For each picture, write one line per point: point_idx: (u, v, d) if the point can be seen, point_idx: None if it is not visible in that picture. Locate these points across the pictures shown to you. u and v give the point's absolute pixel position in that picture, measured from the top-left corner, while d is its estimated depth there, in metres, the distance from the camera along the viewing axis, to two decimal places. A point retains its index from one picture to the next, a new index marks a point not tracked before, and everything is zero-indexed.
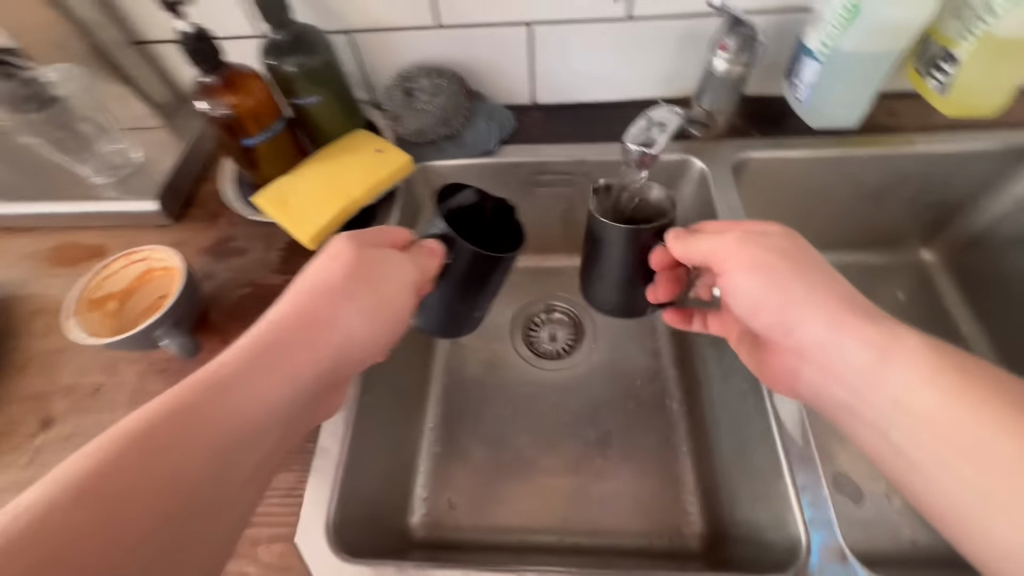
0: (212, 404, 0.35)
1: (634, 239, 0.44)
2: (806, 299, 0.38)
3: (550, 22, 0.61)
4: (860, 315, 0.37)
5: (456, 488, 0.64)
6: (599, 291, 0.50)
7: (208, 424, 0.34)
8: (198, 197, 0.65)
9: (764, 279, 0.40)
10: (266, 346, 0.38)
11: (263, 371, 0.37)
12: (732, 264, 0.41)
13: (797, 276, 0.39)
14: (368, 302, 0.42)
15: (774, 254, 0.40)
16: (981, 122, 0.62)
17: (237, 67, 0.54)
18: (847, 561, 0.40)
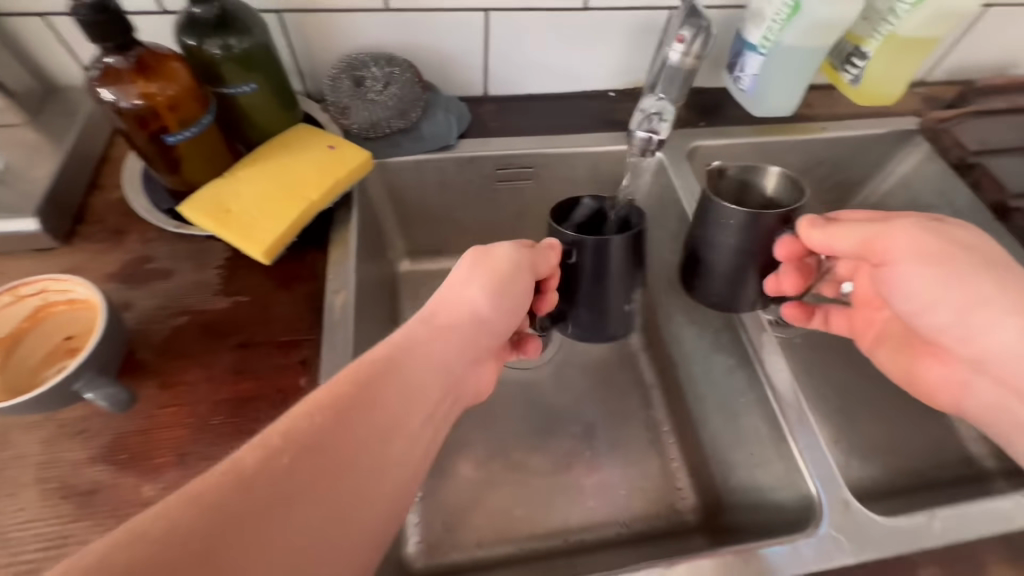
0: (372, 395, 0.33)
1: (754, 223, 0.46)
2: (986, 289, 0.40)
3: (507, 9, 0.59)
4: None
5: (448, 509, 0.59)
6: (706, 285, 0.51)
7: (360, 430, 0.31)
8: (93, 211, 0.52)
9: (941, 273, 0.41)
10: (410, 343, 0.37)
11: (411, 370, 0.36)
12: (899, 255, 0.43)
13: (983, 273, 0.40)
14: (503, 299, 0.42)
15: (953, 248, 0.41)
16: (874, 111, 0.73)
17: (148, 49, 0.44)
18: (852, 509, 0.43)
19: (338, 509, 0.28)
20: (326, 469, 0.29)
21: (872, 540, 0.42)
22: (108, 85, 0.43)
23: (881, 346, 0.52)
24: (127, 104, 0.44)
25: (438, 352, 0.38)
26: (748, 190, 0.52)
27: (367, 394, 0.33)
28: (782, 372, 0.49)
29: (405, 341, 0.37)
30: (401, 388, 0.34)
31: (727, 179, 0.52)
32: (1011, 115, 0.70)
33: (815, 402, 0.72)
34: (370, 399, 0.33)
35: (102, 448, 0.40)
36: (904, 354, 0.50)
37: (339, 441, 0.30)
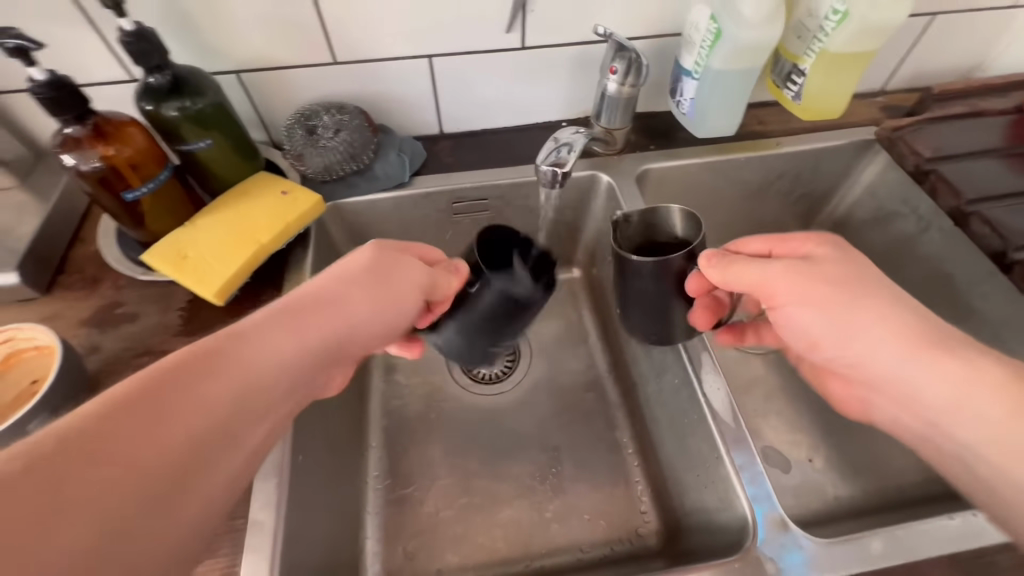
0: (210, 377, 0.32)
1: (663, 267, 0.43)
2: (870, 312, 0.40)
3: (450, 54, 0.62)
4: (917, 331, 0.39)
5: (409, 536, 0.60)
6: (634, 319, 0.48)
7: (187, 412, 0.30)
8: (71, 262, 0.57)
9: (817, 312, 0.42)
10: (299, 319, 0.38)
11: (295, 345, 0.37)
12: (788, 297, 0.43)
13: (848, 294, 0.41)
14: (387, 281, 0.43)
15: (840, 279, 0.41)
16: (830, 123, 0.73)
17: (107, 115, 0.49)
18: (789, 530, 0.42)
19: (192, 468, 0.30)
20: (181, 427, 0.30)
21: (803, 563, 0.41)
22: (69, 151, 0.47)
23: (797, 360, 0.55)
24: (86, 165, 0.48)
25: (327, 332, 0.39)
26: (655, 228, 0.50)
27: (200, 376, 0.32)
28: (719, 392, 0.50)
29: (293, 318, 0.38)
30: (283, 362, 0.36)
31: (632, 226, 0.50)
32: (973, 119, 0.69)
33: (791, 417, 0.70)
34: (214, 383, 0.32)
35: None
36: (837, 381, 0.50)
37: (206, 413, 0.31)
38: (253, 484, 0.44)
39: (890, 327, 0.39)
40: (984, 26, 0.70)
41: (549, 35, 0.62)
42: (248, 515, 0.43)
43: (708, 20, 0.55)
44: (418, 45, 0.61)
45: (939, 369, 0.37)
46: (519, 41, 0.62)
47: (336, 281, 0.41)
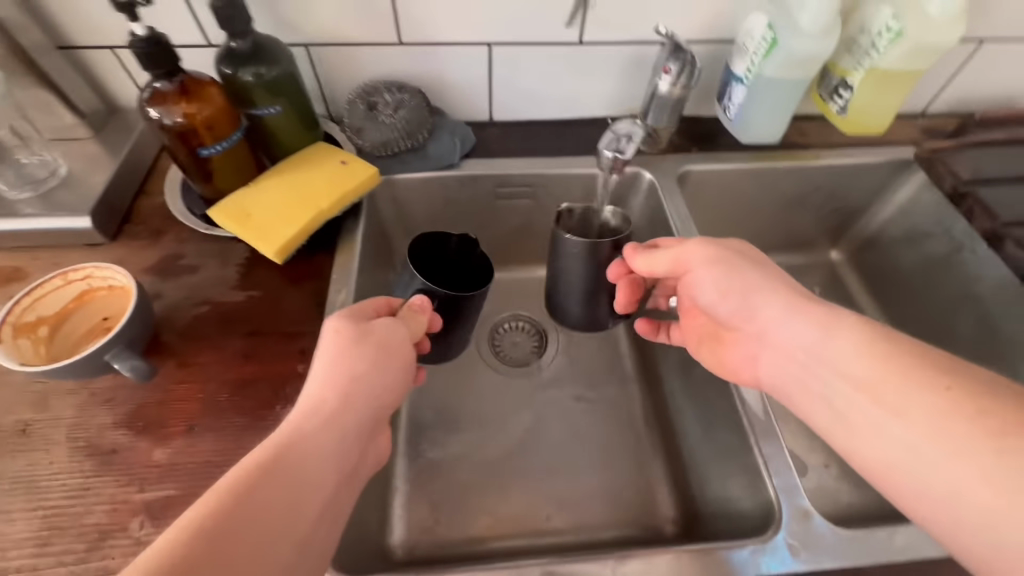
0: (272, 478, 0.33)
1: (593, 251, 0.51)
2: (758, 287, 0.43)
3: (509, 44, 0.65)
4: (804, 298, 0.41)
5: (433, 503, 0.62)
6: (569, 308, 0.56)
7: (263, 513, 0.32)
8: (137, 213, 0.60)
9: (722, 272, 0.45)
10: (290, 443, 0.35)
11: (291, 472, 0.34)
12: (696, 262, 0.46)
13: (759, 273, 0.44)
14: (370, 357, 0.41)
15: (742, 262, 0.45)
16: (872, 139, 0.74)
17: (192, 74, 0.52)
18: (813, 519, 0.44)
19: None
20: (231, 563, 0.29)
21: (825, 547, 0.42)
22: (156, 105, 0.51)
23: (701, 348, 0.51)
24: (169, 120, 0.51)
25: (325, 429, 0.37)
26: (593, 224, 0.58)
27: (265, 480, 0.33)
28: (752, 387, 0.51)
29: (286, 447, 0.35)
30: (275, 495, 0.33)
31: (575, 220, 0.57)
32: (1012, 146, 0.70)
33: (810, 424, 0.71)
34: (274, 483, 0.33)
35: (123, 415, 0.46)
36: (721, 349, 0.48)
37: (212, 558, 0.29)
38: None
39: (806, 313, 0.40)
40: None
41: (607, 32, 0.64)
42: None
43: (765, 28, 0.56)
44: (481, 32, 0.63)
45: (836, 352, 0.37)
46: (577, 35, 0.64)
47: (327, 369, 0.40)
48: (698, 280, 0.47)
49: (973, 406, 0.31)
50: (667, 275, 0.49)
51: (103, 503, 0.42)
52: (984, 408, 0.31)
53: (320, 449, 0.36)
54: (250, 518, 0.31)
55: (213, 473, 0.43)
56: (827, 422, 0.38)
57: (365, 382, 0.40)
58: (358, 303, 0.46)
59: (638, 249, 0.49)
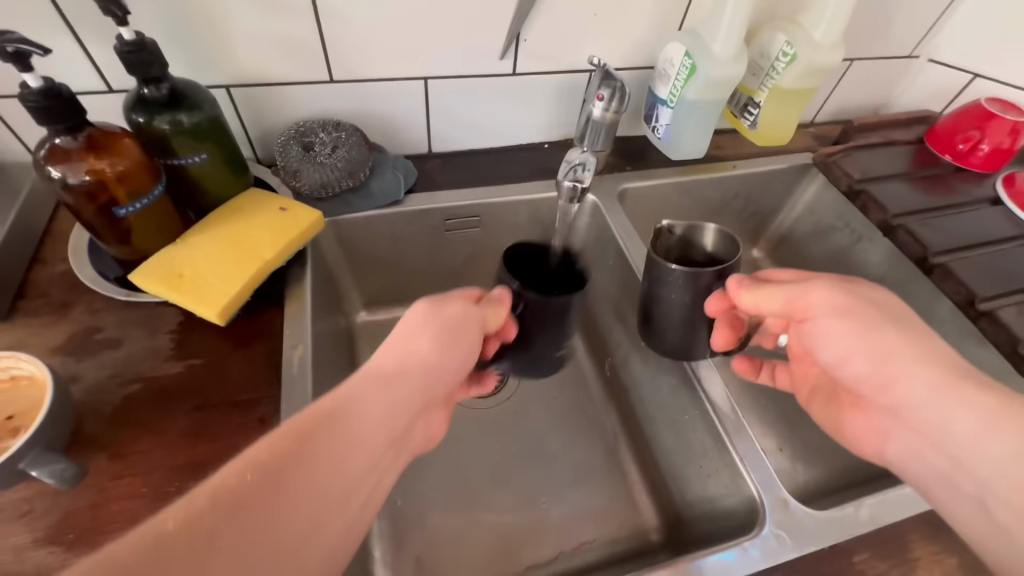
0: (317, 443, 0.34)
1: (694, 280, 0.48)
2: (898, 352, 0.41)
3: (445, 78, 0.65)
4: (955, 371, 0.39)
5: (417, 557, 0.59)
6: (666, 337, 0.52)
7: (307, 482, 0.32)
8: (34, 286, 0.52)
9: (854, 328, 0.42)
10: (329, 426, 0.35)
11: (335, 449, 0.34)
12: (819, 310, 0.44)
13: (909, 343, 0.41)
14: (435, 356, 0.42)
15: (886, 328, 0.41)
16: (776, 149, 0.83)
17: (100, 126, 0.46)
18: (791, 507, 0.46)
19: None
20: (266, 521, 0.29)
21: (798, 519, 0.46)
22: (56, 163, 0.44)
23: (814, 398, 0.52)
24: (74, 179, 0.45)
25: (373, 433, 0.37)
26: (691, 245, 0.54)
27: (310, 448, 0.33)
28: (717, 388, 0.54)
29: (319, 426, 0.34)
30: (324, 478, 0.33)
31: (673, 238, 0.54)
32: (886, 148, 0.82)
33: (758, 411, 0.77)
34: (321, 456, 0.33)
35: (47, 529, 0.39)
36: (833, 406, 0.50)
37: (242, 505, 0.29)
38: None
39: (959, 393, 0.38)
40: (888, 71, 0.84)
41: (539, 64, 0.66)
42: None
43: (683, 56, 0.62)
44: (415, 67, 0.62)
45: (995, 445, 0.36)
46: (511, 67, 0.66)
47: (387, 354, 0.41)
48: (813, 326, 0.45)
49: None
50: (778, 313, 0.47)
51: None
52: None
53: (371, 435, 0.36)
54: (294, 482, 0.32)
55: None
56: (933, 480, 0.40)
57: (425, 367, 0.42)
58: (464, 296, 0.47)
59: (745, 287, 0.47)
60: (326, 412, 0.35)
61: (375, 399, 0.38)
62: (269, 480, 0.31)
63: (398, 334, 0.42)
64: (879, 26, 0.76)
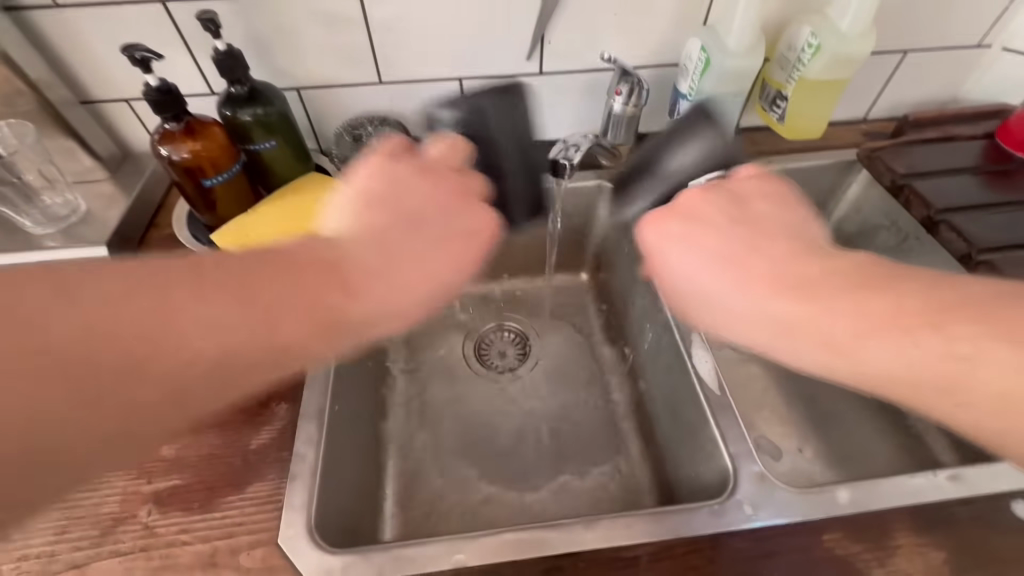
0: (279, 271, 0.37)
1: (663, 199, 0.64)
2: (733, 262, 0.40)
3: (478, 78, 0.72)
4: (778, 257, 0.40)
5: (425, 504, 0.64)
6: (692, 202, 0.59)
7: (266, 294, 0.36)
8: (148, 243, 0.65)
9: (694, 253, 0.42)
10: (285, 266, 0.37)
11: (297, 282, 0.37)
12: (667, 243, 0.43)
13: (739, 249, 0.41)
14: (412, 223, 0.43)
15: (730, 240, 0.41)
16: (816, 145, 0.81)
17: (198, 117, 0.59)
18: (765, 481, 0.47)
19: (149, 401, 0.32)
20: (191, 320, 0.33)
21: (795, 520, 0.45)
22: (165, 144, 0.58)
23: None
24: (176, 156, 0.58)
25: (345, 297, 0.38)
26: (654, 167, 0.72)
27: (277, 271, 0.37)
28: (706, 366, 0.56)
29: (278, 264, 0.37)
30: (284, 299, 0.36)
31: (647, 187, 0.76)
32: (945, 143, 0.76)
33: (782, 410, 0.75)
34: (283, 281, 0.36)
35: None
36: None
37: (196, 281, 0.34)
38: (297, 423, 0.50)
39: (788, 281, 0.38)
40: (953, 63, 0.79)
41: (564, 63, 0.72)
42: (292, 449, 0.49)
43: (699, 51, 0.64)
44: (451, 68, 0.71)
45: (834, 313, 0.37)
46: (537, 67, 0.72)
47: (366, 210, 0.43)
48: (676, 278, 0.43)
49: (952, 330, 0.34)
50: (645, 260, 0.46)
51: (115, 495, 0.46)
52: (973, 327, 0.33)
53: (342, 287, 0.38)
54: (252, 289, 0.35)
55: (216, 464, 0.48)
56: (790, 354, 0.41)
57: (404, 240, 0.42)
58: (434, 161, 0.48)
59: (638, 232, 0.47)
60: (292, 255, 0.38)
61: (348, 269, 0.39)
62: (230, 277, 0.35)
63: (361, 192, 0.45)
64: (934, 14, 0.73)
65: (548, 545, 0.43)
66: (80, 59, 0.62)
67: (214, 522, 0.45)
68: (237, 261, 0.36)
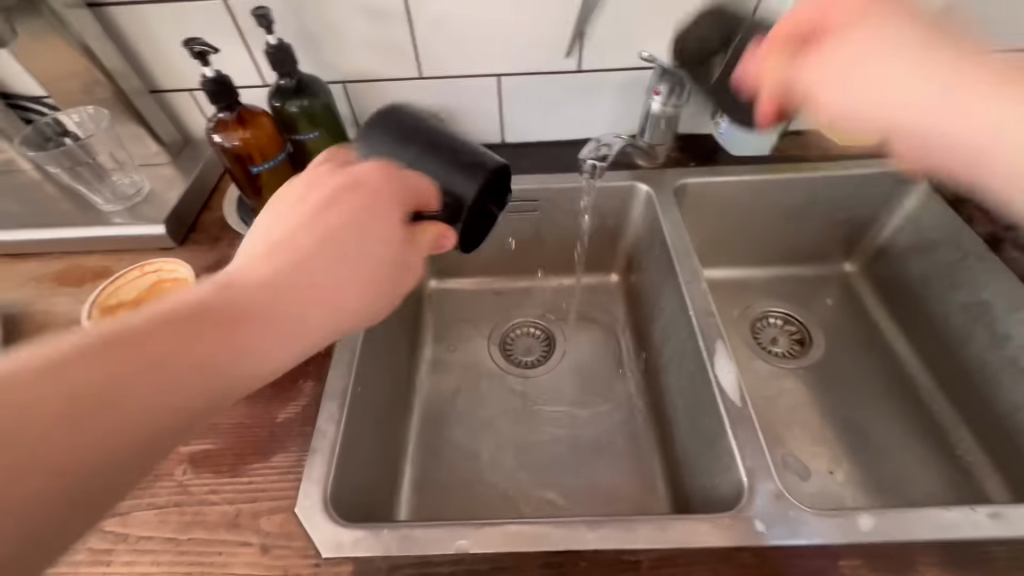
0: (114, 340, 0.28)
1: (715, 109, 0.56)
2: (890, 48, 0.44)
3: (517, 74, 0.73)
4: (927, 35, 0.43)
5: (440, 490, 0.66)
6: None
7: (101, 368, 0.27)
8: (200, 224, 0.71)
9: (859, 52, 0.45)
10: (126, 333, 0.29)
11: (150, 349, 0.29)
12: (847, 28, 0.46)
13: (896, 47, 0.43)
14: (323, 260, 0.36)
15: (915, 27, 0.44)
16: (869, 151, 0.76)
17: (249, 107, 0.63)
18: (782, 498, 0.45)
19: None
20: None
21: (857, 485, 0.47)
22: (218, 132, 0.62)
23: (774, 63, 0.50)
24: (228, 144, 0.62)
25: (226, 351, 0.32)
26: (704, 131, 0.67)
27: (119, 339, 0.28)
28: (730, 376, 0.54)
29: (119, 332, 0.28)
30: (115, 369, 0.28)
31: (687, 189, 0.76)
32: None
33: (814, 430, 0.71)
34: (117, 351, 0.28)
35: None
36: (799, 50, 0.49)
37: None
38: (321, 402, 0.53)
39: (954, 65, 0.42)
40: None
41: (603, 60, 0.71)
42: (315, 424, 0.51)
43: None
44: (490, 64, 0.72)
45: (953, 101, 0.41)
46: (575, 64, 0.72)
47: (268, 246, 0.36)
48: (839, 103, 0.47)
49: None
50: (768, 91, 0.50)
51: None
52: None
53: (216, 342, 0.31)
54: (79, 367, 0.27)
55: (244, 432, 0.51)
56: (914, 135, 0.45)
57: (311, 273, 0.35)
58: (363, 165, 0.40)
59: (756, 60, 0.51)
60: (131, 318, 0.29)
61: (223, 318, 0.32)
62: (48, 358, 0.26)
63: (269, 222, 0.38)
64: (1013, 12, 0.67)
65: (546, 539, 0.43)
66: (150, 53, 0.67)
67: (240, 486, 0.48)
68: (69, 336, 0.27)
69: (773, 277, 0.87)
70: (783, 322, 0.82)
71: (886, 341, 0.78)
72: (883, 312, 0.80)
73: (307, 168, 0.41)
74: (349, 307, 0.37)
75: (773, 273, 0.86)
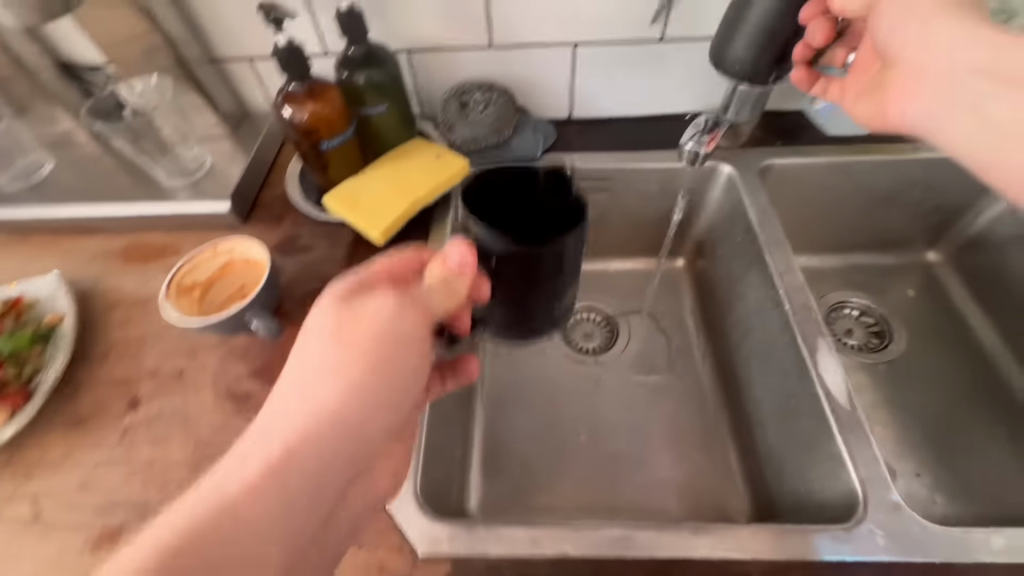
0: (201, 546, 0.31)
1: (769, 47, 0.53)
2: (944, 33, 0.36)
3: (594, 43, 0.68)
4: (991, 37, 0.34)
5: (508, 478, 0.64)
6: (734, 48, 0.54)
7: (214, 544, 0.31)
8: (262, 202, 0.68)
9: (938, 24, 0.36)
10: (213, 517, 0.32)
11: (236, 531, 0.32)
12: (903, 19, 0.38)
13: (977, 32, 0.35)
14: (349, 366, 0.37)
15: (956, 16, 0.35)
16: None
17: (317, 79, 0.59)
18: (900, 511, 0.43)
19: None
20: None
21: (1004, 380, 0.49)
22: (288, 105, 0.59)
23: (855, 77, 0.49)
24: (297, 118, 0.59)
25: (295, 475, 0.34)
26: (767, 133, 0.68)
27: (223, 514, 0.32)
28: (837, 381, 0.52)
29: (199, 535, 0.32)
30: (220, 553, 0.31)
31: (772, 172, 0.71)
32: None
33: (898, 430, 0.68)
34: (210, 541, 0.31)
35: (255, 367, 0.54)
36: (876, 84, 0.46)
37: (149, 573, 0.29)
38: None
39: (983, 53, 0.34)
40: None
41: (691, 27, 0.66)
42: None
43: None
44: (566, 33, 0.67)
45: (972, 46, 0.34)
46: (659, 33, 0.66)
47: (300, 392, 0.37)
48: (904, 113, 0.40)
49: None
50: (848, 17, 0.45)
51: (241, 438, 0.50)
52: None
53: (279, 484, 0.34)
54: (206, 549, 0.31)
55: None
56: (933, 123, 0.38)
57: (341, 385, 0.37)
58: (355, 278, 0.41)
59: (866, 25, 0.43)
60: (205, 523, 0.32)
61: (287, 465, 0.34)
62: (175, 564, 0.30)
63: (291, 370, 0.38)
64: None
65: (636, 545, 0.41)
66: (211, 20, 0.64)
67: None
68: (168, 545, 0.31)
69: (849, 263, 0.81)
70: (860, 314, 0.77)
71: (975, 338, 0.73)
72: (973, 306, 0.75)
73: (315, 305, 0.40)
74: (371, 399, 0.37)
75: (852, 261, 0.80)
